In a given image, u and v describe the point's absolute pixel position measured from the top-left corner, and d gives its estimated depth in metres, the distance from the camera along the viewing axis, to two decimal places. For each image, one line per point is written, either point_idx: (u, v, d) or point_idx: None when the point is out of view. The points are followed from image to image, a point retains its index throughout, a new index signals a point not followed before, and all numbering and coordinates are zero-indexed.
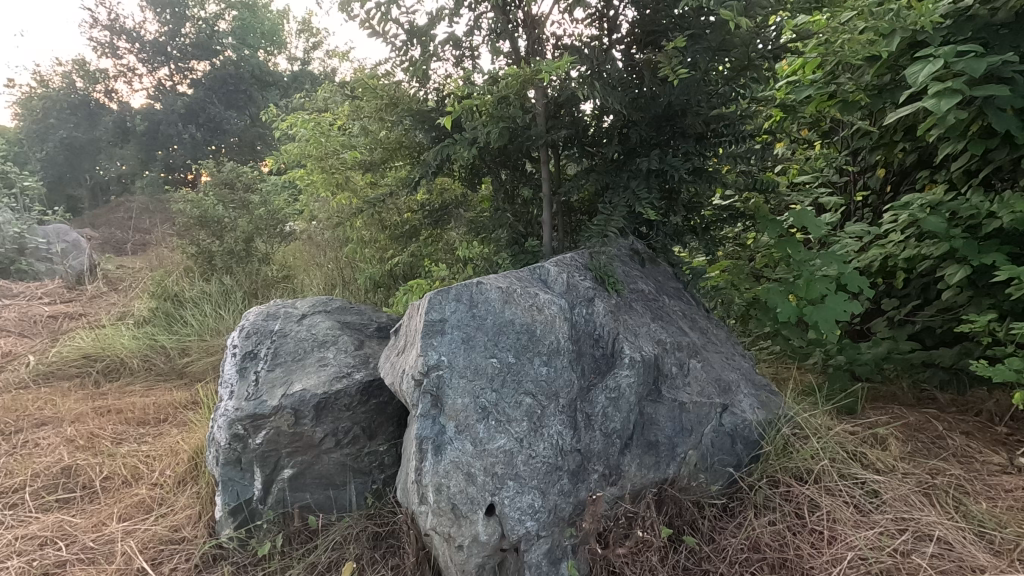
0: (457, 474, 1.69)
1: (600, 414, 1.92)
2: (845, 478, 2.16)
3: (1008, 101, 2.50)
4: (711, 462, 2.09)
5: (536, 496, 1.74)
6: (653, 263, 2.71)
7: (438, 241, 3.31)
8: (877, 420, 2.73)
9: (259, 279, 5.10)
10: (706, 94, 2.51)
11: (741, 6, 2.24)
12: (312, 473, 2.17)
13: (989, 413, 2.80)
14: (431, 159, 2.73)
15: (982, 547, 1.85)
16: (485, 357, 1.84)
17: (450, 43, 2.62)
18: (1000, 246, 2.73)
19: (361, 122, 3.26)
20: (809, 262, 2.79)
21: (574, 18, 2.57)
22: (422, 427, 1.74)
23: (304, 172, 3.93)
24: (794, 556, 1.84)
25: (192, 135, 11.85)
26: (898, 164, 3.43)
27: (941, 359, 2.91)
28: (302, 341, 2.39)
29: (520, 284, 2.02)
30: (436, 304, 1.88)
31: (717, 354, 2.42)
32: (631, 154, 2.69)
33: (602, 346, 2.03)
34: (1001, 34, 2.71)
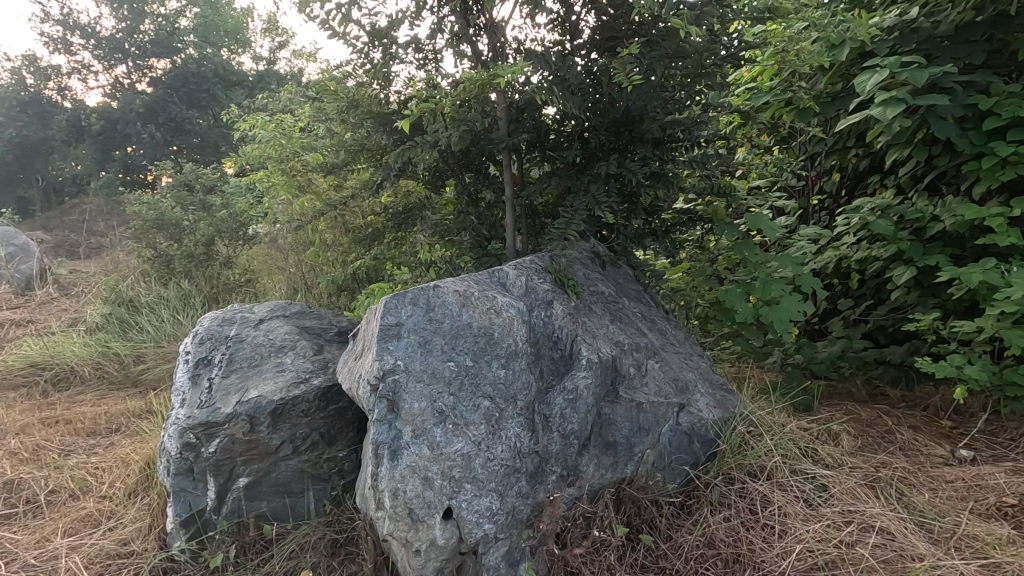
0: (413, 479, 1.69)
1: (558, 416, 1.94)
2: (796, 474, 2.23)
3: (949, 110, 2.64)
4: (668, 461, 2.13)
5: (494, 499, 1.74)
6: (613, 265, 2.76)
7: (401, 244, 3.29)
8: (831, 416, 2.84)
9: (219, 283, 4.99)
10: (663, 100, 2.56)
11: (693, 15, 2.29)
12: (268, 481, 2.13)
13: (935, 408, 2.92)
14: (392, 162, 2.72)
15: (922, 536, 1.93)
16: (442, 361, 1.84)
17: (412, 46, 2.61)
18: (944, 248, 2.86)
19: (326, 124, 3.23)
20: (765, 264, 2.88)
21: (535, 24, 2.60)
22: (378, 432, 1.73)
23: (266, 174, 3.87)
24: (747, 551, 1.88)
25: (151, 135, 11.47)
26: (852, 169, 3.56)
27: (891, 357, 3.03)
28: (259, 347, 2.34)
29: (477, 287, 2.03)
30: (392, 308, 1.87)
31: (675, 354, 2.48)
32: (591, 158, 2.74)
33: (560, 348, 2.05)
34: (944, 45, 2.83)
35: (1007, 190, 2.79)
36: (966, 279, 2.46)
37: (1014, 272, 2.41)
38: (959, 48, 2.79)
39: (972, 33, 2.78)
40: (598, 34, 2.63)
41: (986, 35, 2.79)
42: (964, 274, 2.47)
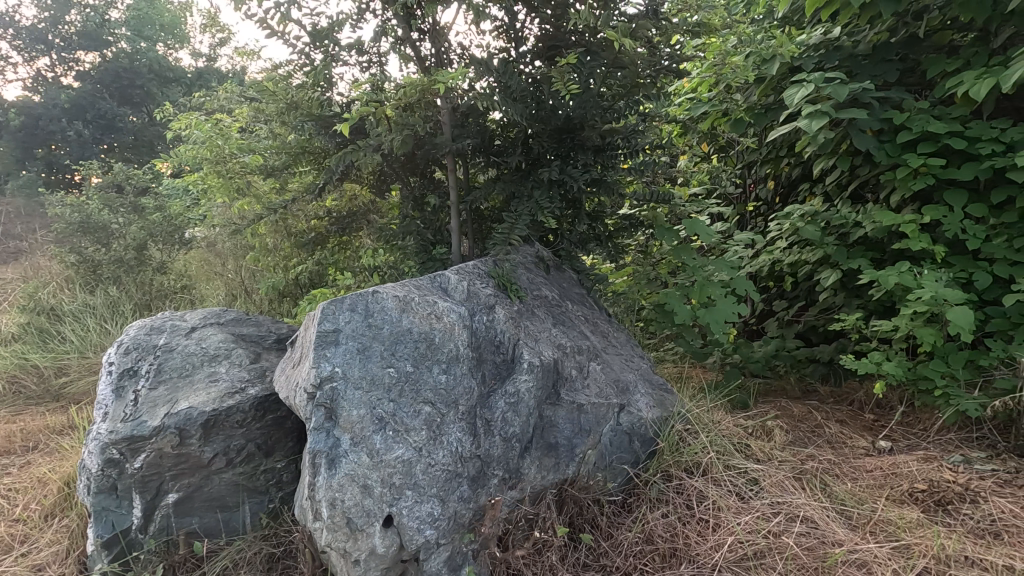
0: (352, 487, 1.66)
1: (499, 419, 1.96)
2: (730, 469, 2.33)
3: (867, 124, 2.83)
4: (609, 460, 2.18)
5: (435, 504, 1.74)
6: (557, 270, 2.81)
7: (346, 248, 3.23)
8: (765, 412, 2.98)
9: (152, 289, 4.75)
10: (602, 108, 2.63)
11: (628, 28, 2.37)
12: (200, 496, 2.05)
13: (860, 403, 3.11)
14: (334, 165, 2.67)
15: (842, 522, 2.06)
16: (381, 367, 1.82)
17: (355, 48, 2.58)
18: (866, 252, 3.06)
19: (268, 125, 3.15)
20: (703, 268, 3.00)
21: (479, 30, 2.61)
22: (315, 440, 1.70)
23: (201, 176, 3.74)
24: (683, 545, 1.95)
25: (78, 132, 10.78)
26: (785, 178, 3.74)
27: (821, 355, 3.22)
28: (190, 356, 2.25)
29: (418, 292, 2.02)
30: (329, 314, 1.84)
31: (617, 356, 2.55)
32: (535, 164, 2.78)
33: (502, 352, 2.07)
34: (863, 63, 3.04)
35: (919, 198, 3.02)
36: (883, 281, 2.64)
37: (924, 274, 2.61)
38: (876, 67, 3.00)
39: (887, 53, 3.00)
40: (542, 42, 2.66)
41: (900, 55, 3.00)
42: (882, 277, 2.65)
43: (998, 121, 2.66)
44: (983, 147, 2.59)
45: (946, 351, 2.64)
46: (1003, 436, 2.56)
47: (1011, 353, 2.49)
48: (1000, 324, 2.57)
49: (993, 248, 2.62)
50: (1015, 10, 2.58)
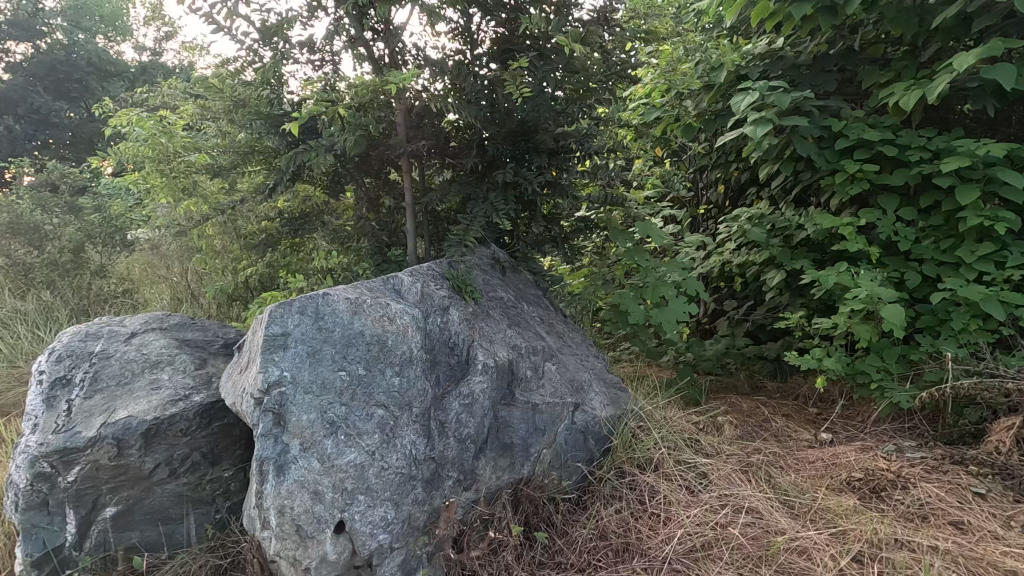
0: (302, 494, 1.63)
1: (453, 421, 1.96)
2: (680, 464, 2.40)
3: (808, 131, 2.97)
4: (564, 459, 2.21)
5: (389, 508, 1.72)
6: (513, 271, 2.83)
7: (300, 250, 3.12)
8: (716, 409, 3.09)
9: (91, 293, 4.51)
10: (555, 112, 2.67)
11: (579, 34, 2.42)
12: (141, 508, 1.97)
13: (804, 397, 3.26)
14: (285, 165, 2.62)
15: (785, 512, 2.15)
16: (333, 371, 1.80)
17: (306, 46, 2.54)
18: (807, 253, 3.21)
19: (216, 123, 3.05)
20: (655, 269, 3.09)
21: (434, 32, 2.60)
22: (263, 447, 1.66)
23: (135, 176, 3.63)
24: (635, 540, 1.99)
25: (8, 127, 10.02)
26: (734, 182, 3.88)
27: (768, 352, 3.37)
28: (129, 363, 2.16)
29: (370, 294, 2.00)
30: (278, 317, 1.79)
31: (572, 356, 2.59)
32: (490, 166, 2.80)
33: (456, 354, 2.07)
34: (804, 74, 3.19)
35: (856, 202, 3.19)
36: (823, 280, 2.77)
37: (860, 274, 2.75)
38: (815, 77, 3.15)
39: (825, 64, 3.16)
40: (497, 45, 2.67)
41: (837, 67, 3.16)
42: (823, 276, 2.78)
43: (925, 130, 2.84)
44: (911, 155, 2.76)
45: (880, 346, 2.79)
46: (932, 425, 2.73)
47: (938, 348, 2.66)
48: (929, 321, 2.75)
49: (922, 250, 2.80)
50: (938, 27, 2.75)
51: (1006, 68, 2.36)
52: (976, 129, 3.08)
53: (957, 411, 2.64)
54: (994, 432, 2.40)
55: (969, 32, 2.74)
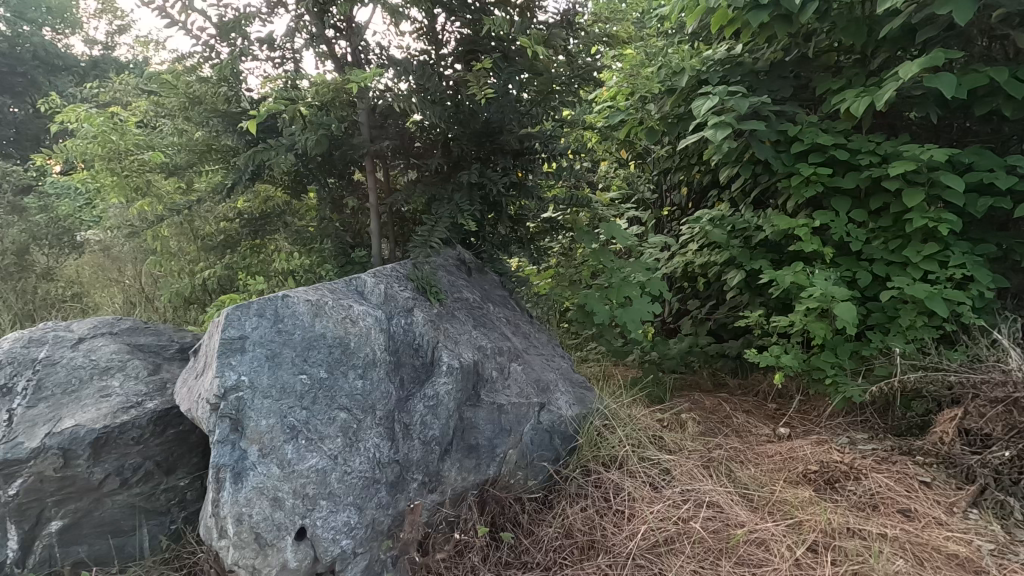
0: (261, 501, 1.59)
1: (418, 423, 1.94)
2: (644, 461, 2.44)
3: (766, 135, 3.06)
4: (530, 458, 2.21)
5: (352, 513, 1.70)
6: (479, 272, 2.83)
7: (260, 252, 3.06)
8: (680, 406, 3.15)
9: (36, 297, 4.31)
10: (519, 113, 2.68)
11: (542, 36, 2.44)
12: (90, 521, 1.89)
13: (763, 393, 3.36)
14: (243, 165, 2.55)
15: (744, 505, 2.20)
16: (293, 374, 1.76)
17: (265, 43, 2.48)
18: (766, 254, 3.32)
19: (170, 120, 2.95)
20: (620, 269, 3.13)
21: (398, 31, 2.58)
22: (219, 454, 1.61)
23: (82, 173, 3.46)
24: (601, 537, 2.01)
25: None
26: (696, 185, 3.97)
27: (729, 350, 3.48)
28: (77, 370, 2.06)
29: (332, 296, 1.96)
30: (235, 320, 1.75)
31: (537, 356, 2.60)
32: (455, 167, 2.79)
33: (421, 355, 2.06)
34: (761, 80, 3.29)
35: (811, 204, 3.30)
36: (780, 280, 2.86)
37: (816, 273, 2.85)
38: (772, 83, 3.25)
39: (782, 71, 3.26)
40: (462, 46, 2.67)
41: (792, 74, 3.27)
42: (780, 275, 2.88)
43: (874, 135, 2.96)
44: (862, 158, 2.87)
45: (834, 343, 2.90)
46: (882, 418, 2.84)
47: (888, 344, 2.77)
48: (878, 318, 2.86)
49: (872, 250, 2.91)
50: (885, 37, 2.88)
51: (948, 77, 2.45)
52: (922, 135, 3.23)
53: (905, 404, 2.77)
54: (939, 424, 2.52)
55: (914, 42, 2.88)
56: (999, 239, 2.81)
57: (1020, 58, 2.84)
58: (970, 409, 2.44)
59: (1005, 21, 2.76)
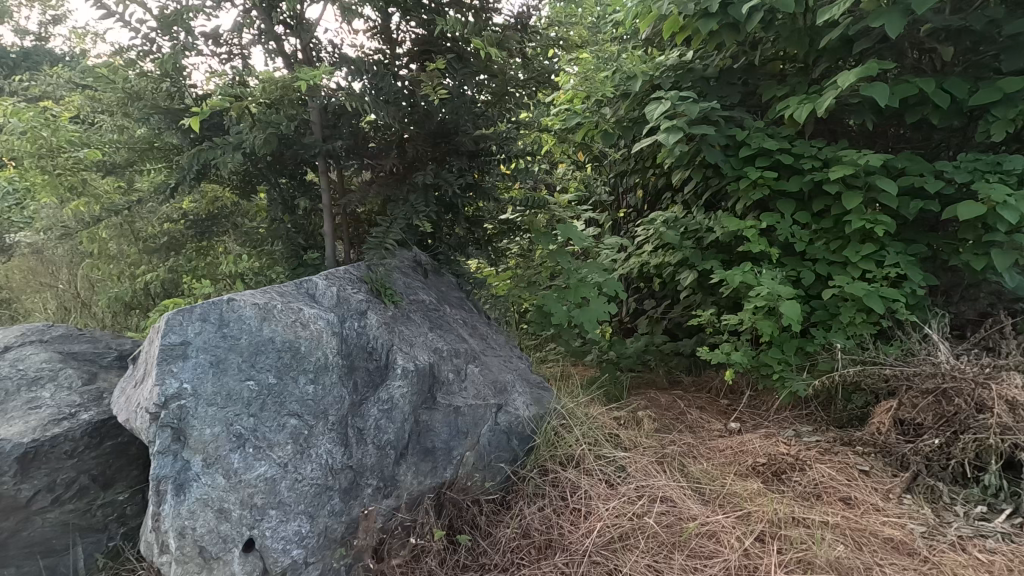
0: (205, 513, 1.56)
1: (372, 427, 1.91)
2: (600, 459, 2.48)
3: (715, 139, 3.16)
4: (487, 460, 2.20)
5: (303, 522, 1.67)
6: (436, 273, 2.81)
7: (207, 254, 2.95)
8: (637, 404, 3.22)
9: None
10: (474, 114, 2.67)
11: (495, 38, 2.44)
12: (17, 542, 1.77)
13: (716, 389, 3.46)
14: (187, 164, 2.45)
15: (696, 499, 2.27)
16: (239, 381, 1.72)
17: (210, 38, 2.39)
18: (716, 254, 3.43)
19: (108, 116, 2.81)
20: (577, 270, 3.17)
21: (351, 29, 2.53)
22: (160, 465, 1.57)
23: (9, 171, 3.24)
24: (558, 536, 2.03)
25: None
26: (651, 187, 4.07)
27: (683, 349, 3.59)
28: (3, 381, 1.95)
29: (281, 299, 1.91)
30: (176, 325, 1.70)
31: (495, 357, 2.60)
32: (410, 168, 2.77)
33: (375, 358, 2.02)
34: (711, 85, 3.39)
35: (759, 206, 3.43)
36: (729, 279, 2.96)
37: (762, 273, 2.96)
38: (721, 89, 3.36)
39: (730, 77, 3.38)
40: (417, 46, 2.64)
41: (740, 81, 3.39)
42: (729, 275, 2.98)
43: (816, 141, 3.10)
44: (805, 163, 2.99)
45: (780, 340, 3.02)
46: (825, 410, 2.98)
47: (829, 340, 2.91)
48: (821, 316, 2.99)
49: (815, 250, 3.05)
50: (825, 47, 3.02)
51: (881, 86, 2.59)
52: (860, 141, 3.39)
53: (846, 396, 2.90)
54: (877, 415, 2.65)
55: (850, 53, 3.02)
56: (930, 240, 2.98)
57: (946, 70, 3.02)
58: (904, 400, 2.58)
59: (933, 35, 2.93)
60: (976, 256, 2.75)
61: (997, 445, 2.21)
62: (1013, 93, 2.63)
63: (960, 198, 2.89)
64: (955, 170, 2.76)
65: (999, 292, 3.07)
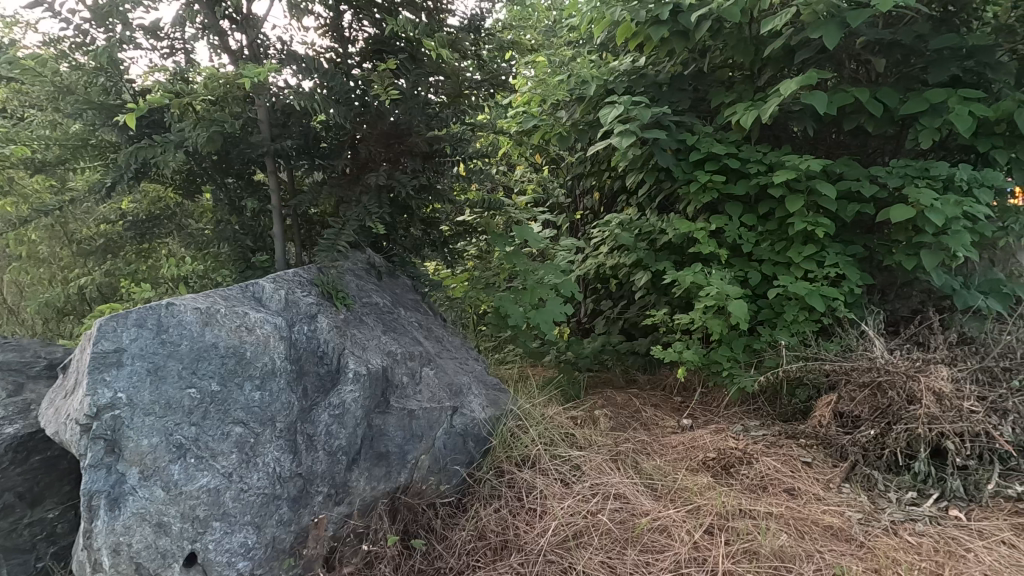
0: (143, 527, 1.51)
1: (323, 434, 1.87)
2: (556, 458, 2.50)
3: (667, 143, 3.23)
4: (443, 463, 2.18)
5: (249, 533, 1.63)
6: (390, 276, 2.77)
7: (148, 257, 2.82)
8: (594, 403, 3.26)
9: None
10: (428, 115, 2.64)
11: (446, 39, 2.44)
12: None
13: (670, 387, 3.55)
14: (123, 162, 2.33)
15: (648, 494, 2.32)
16: (179, 389, 1.65)
17: (150, 31, 2.29)
18: (669, 255, 3.52)
19: (37, 110, 2.65)
20: (534, 271, 3.19)
21: (301, 26, 2.47)
22: (92, 480, 1.50)
23: None
24: (513, 536, 2.03)
25: None
26: (607, 190, 4.13)
27: (638, 347, 3.66)
28: None
29: (225, 303, 1.84)
30: (109, 331, 1.62)
31: (451, 360, 2.59)
32: (363, 169, 2.71)
33: (326, 363, 1.98)
34: (663, 91, 3.47)
35: (709, 209, 3.53)
36: (681, 280, 3.04)
37: (712, 273, 3.05)
38: (672, 94, 3.45)
39: (681, 83, 3.47)
40: (370, 45, 2.60)
41: (691, 87, 3.48)
42: (680, 276, 3.06)
43: (761, 146, 3.21)
44: (751, 167, 3.10)
45: (729, 338, 3.13)
46: (772, 405, 3.09)
47: (775, 337, 3.02)
48: (767, 314, 3.11)
49: (761, 251, 3.16)
50: (769, 56, 3.14)
51: (820, 95, 2.72)
52: (803, 147, 3.54)
53: (791, 391, 3.03)
54: (818, 408, 2.77)
55: (792, 63, 3.16)
56: (866, 241, 3.13)
57: (880, 80, 3.19)
58: (843, 393, 2.71)
59: (867, 47, 3.09)
60: (908, 257, 2.92)
61: (925, 433, 2.35)
62: (938, 103, 2.81)
63: (893, 201, 3.06)
64: (888, 175, 2.92)
65: (929, 290, 3.26)
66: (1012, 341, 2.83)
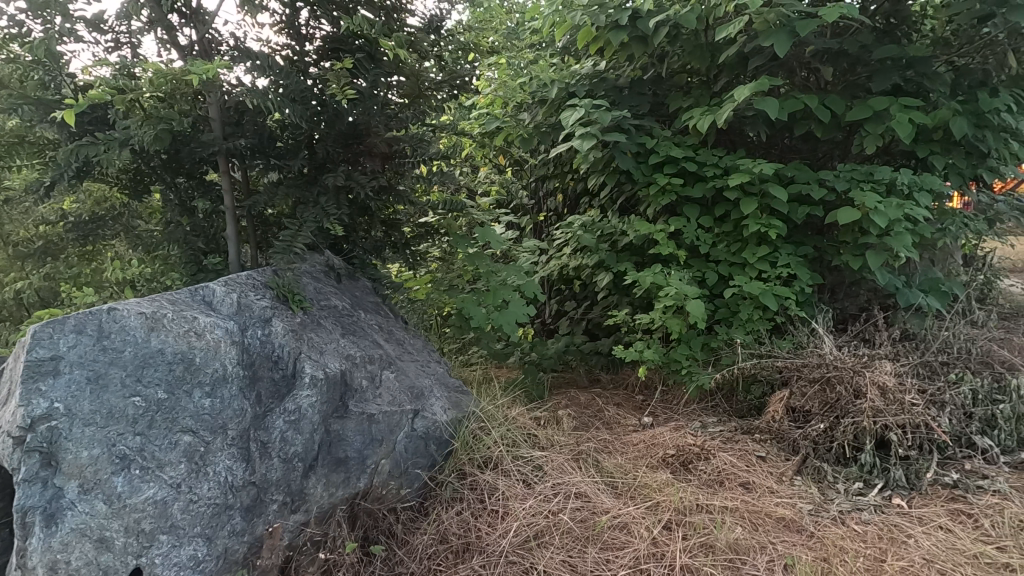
0: (82, 544, 1.44)
1: (278, 440, 1.82)
2: (518, 459, 2.51)
3: (627, 146, 3.26)
4: (403, 467, 2.16)
5: (200, 545, 1.59)
6: (350, 278, 2.72)
7: (92, 260, 2.70)
8: (557, 403, 3.29)
9: None
10: (387, 116, 2.60)
11: (405, 38, 2.41)
12: None
13: (631, 386, 3.60)
14: (63, 160, 2.21)
15: (608, 492, 2.35)
16: (122, 398, 1.59)
17: (93, 23, 2.18)
18: (629, 256, 3.57)
19: None
20: (496, 273, 3.19)
21: (254, 22, 2.40)
22: (26, 496, 1.42)
23: None
24: (475, 538, 2.03)
25: None
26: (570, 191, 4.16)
27: (601, 347, 3.71)
28: None
29: (172, 307, 1.77)
30: (44, 339, 1.54)
31: (412, 363, 2.56)
32: (321, 169, 2.65)
33: (281, 368, 1.93)
34: (624, 94, 3.51)
35: (669, 210, 3.60)
36: (641, 280, 3.09)
37: (671, 274, 3.11)
38: (633, 98, 3.48)
39: (641, 87, 3.52)
40: (327, 43, 2.54)
41: (650, 91, 3.53)
42: (640, 276, 3.11)
43: (717, 150, 3.30)
44: (707, 170, 3.18)
45: (688, 337, 3.20)
46: (728, 402, 3.18)
47: (731, 335, 3.10)
48: (723, 314, 3.20)
49: (718, 252, 3.25)
50: (724, 62, 3.22)
51: (771, 101, 2.81)
52: (758, 150, 3.65)
53: (746, 388, 3.12)
54: (771, 403, 2.86)
55: (746, 69, 3.25)
56: (816, 242, 3.25)
57: (828, 88, 3.32)
58: (795, 389, 2.81)
59: (816, 56, 3.21)
60: (854, 257, 3.04)
61: (870, 426, 2.46)
62: (881, 110, 2.93)
63: (841, 204, 3.18)
64: (836, 179, 3.03)
65: (875, 289, 3.41)
66: (949, 337, 2.99)
